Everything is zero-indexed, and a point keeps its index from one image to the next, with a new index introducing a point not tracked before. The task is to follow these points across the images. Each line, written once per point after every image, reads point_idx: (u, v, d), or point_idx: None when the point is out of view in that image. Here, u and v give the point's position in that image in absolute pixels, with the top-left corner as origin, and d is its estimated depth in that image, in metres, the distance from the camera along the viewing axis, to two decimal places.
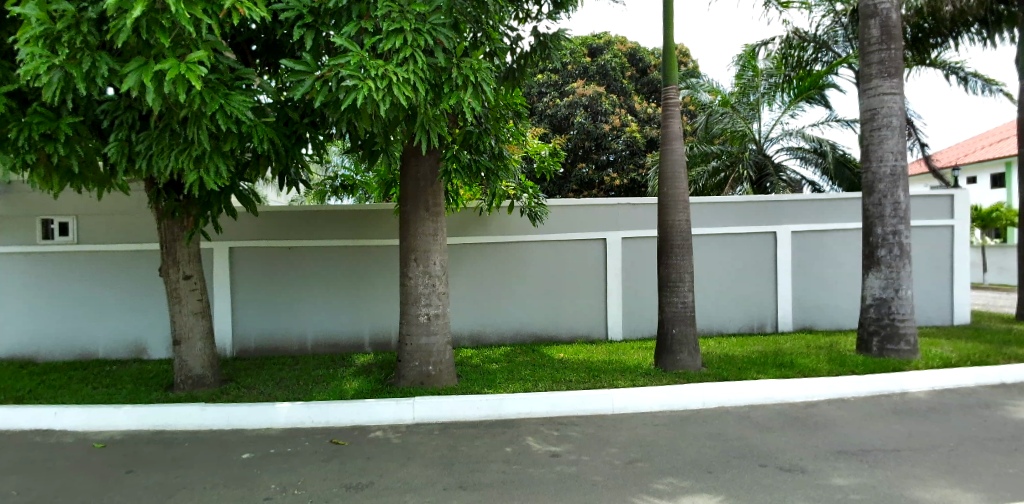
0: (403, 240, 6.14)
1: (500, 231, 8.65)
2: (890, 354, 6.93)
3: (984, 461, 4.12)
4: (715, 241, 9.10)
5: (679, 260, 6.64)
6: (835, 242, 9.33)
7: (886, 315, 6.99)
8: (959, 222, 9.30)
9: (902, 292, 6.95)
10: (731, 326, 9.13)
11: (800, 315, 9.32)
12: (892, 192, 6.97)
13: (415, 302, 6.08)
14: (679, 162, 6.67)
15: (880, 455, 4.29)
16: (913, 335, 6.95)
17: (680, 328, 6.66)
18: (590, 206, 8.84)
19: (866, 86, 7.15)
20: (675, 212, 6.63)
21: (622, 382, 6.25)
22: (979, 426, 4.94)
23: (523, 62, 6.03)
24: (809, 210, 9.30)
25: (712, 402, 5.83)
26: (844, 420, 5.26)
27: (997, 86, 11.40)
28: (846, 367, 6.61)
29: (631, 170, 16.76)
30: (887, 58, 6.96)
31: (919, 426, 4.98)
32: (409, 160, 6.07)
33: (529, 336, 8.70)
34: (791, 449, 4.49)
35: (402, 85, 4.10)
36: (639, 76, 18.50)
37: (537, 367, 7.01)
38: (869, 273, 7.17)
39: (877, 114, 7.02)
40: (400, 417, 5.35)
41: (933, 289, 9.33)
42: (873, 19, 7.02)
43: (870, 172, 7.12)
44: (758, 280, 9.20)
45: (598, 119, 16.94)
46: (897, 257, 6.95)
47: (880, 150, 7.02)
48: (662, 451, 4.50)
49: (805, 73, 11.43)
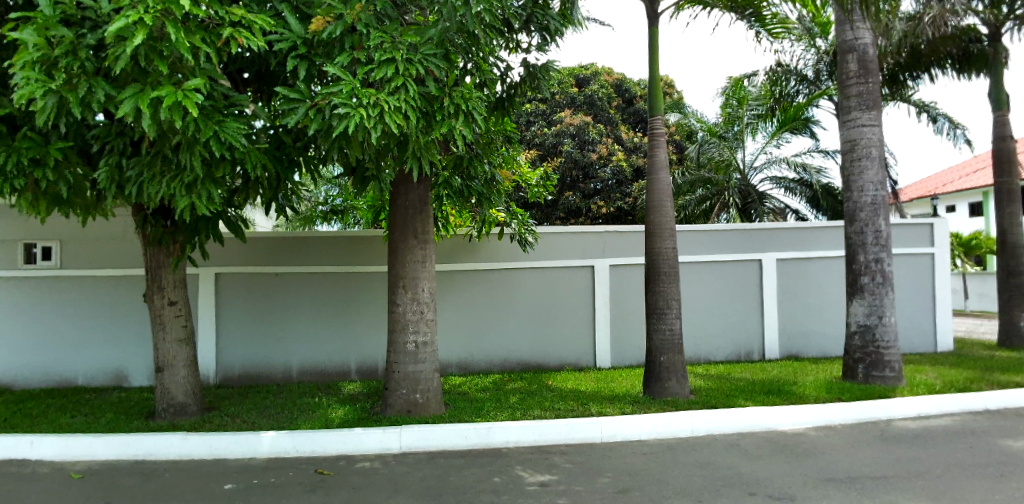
0: (392, 267, 6.13)
1: (489, 258, 8.66)
2: (875, 381, 7.00)
3: (972, 488, 4.14)
4: (702, 269, 9.17)
5: (666, 287, 6.69)
6: (819, 270, 9.48)
7: (871, 343, 7.07)
8: (939, 250, 9.49)
9: (886, 319, 7.05)
10: (719, 354, 9.16)
11: (786, 343, 9.40)
12: (873, 221, 7.12)
13: (403, 329, 6.04)
14: (665, 192, 6.76)
15: (869, 483, 4.30)
16: (897, 363, 7.03)
17: (668, 356, 6.67)
18: (578, 234, 8.92)
19: (846, 117, 7.35)
20: (661, 240, 6.70)
21: (610, 410, 6.22)
22: (965, 453, 4.98)
23: (512, 91, 6.14)
24: (793, 239, 9.46)
25: (700, 430, 5.83)
26: (833, 448, 5.26)
27: (960, 131, 11.78)
28: (832, 394, 6.65)
29: (618, 198, 17.08)
30: (865, 91, 7.18)
31: (907, 454, 4.99)
32: (400, 187, 6.08)
33: (517, 364, 8.66)
34: (781, 477, 4.47)
35: (393, 114, 4.15)
36: (626, 105, 18.84)
37: (526, 396, 6.96)
38: (853, 300, 7.27)
39: (857, 145, 7.20)
40: (388, 446, 5.28)
41: (916, 316, 9.46)
42: (851, 54, 7.27)
43: (852, 201, 7.27)
44: (744, 308, 9.28)
45: (585, 148, 17.24)
46: (880, 284, 7.06)
47: (860, 180, 7.19)
48: (651, 480, 4.47)
49: (788, 106, 11.84)
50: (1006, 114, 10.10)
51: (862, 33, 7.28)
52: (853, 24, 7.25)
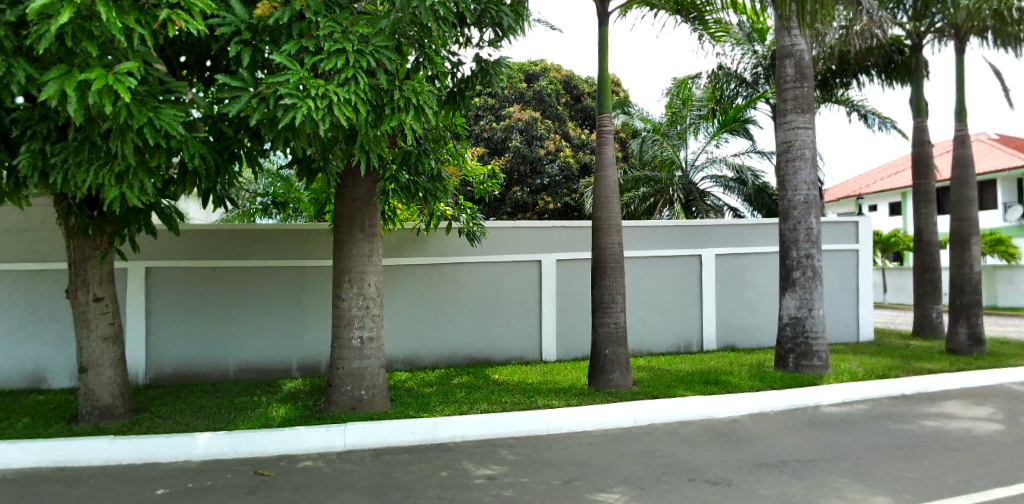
0: (337, 262, 5.98)
1: (436, 252, 8.59)
2: (804, 370, 7.40)
3: (888, 468, 4.46)
4: (645, 264, 9.42)
5: (612, 281, 6.84)
6: (753, 265, 9.93)
7: (801, 334, 7.46)
8: (862, 247, 10.09)
9: (815, 311, 7.47)
10: (661, 347, 9.45)
11: (723, 334, 9.80)
12: (805, 218, 7.51)
13: (348, 325, 5.90)
14: (612, 188, 6.88)
15: (798, 466, 4.55)
16: (824, 352, 7.46)
17: (612, 349, 6.82)
18: (525, 228, 8.97)
19: (782, 119, 7.70)
20: (607, 235, 6.83)
21: (556, 402, 6.31)
22: (883, 436, 5.35)
23: (463, 86, 6.10)
24: (730, 235, 9.85)
25: (642, 420, 6.01)
26: (766, 434, 5.54)
27: (891, 124, 12.53)
28: (764, 383, 6.99)
29: (564, 194, 17.28)
30: (800, 95, 7.54)
31: (832, 438, 5.32)
32: (346, 180, 5.93)
33: (464, 359, 8.64)
34: (718, 463, 4.67)
35: (343, 106, 4.04)
36: (573, 102, 19.06)
37: (473, 390, 6.96)
38: (785, 294, 7.65)
39: (792, 147, 7.56)
40: (331, 444, 5.16)
41: (841, 309, 10.06)
42: (788, 59, 7.62)
43: (786, 200, 7.64)
44: (685, 301, 9.60)
45: (533, 143, 17.33)
46: (810, 279, 7.46)
47: (794, 180, 7.56)
48: (596, 470, 4.57)
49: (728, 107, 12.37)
50: (924, 121, 10.84)
51: (798, 40, 7.63)
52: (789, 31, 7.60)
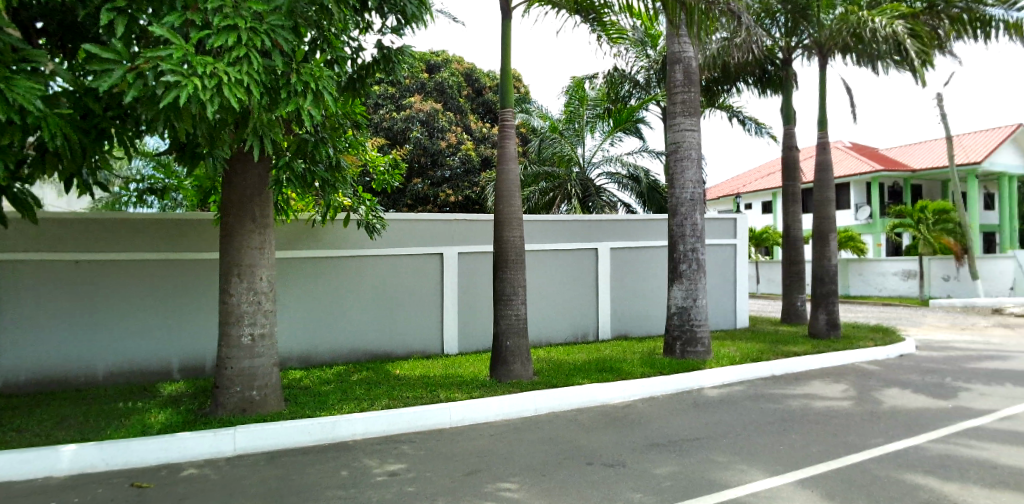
0: (224, 254, 5.59)
1: (333, 245, 8.29)
2: (689, 355, 7.97)
3: (761, 442, 4.93)
4: (545, 257, 9.66)
5: (513, 273, 6.96)
6: (644, 258, 10.52)
7: (686, 322, 8.01)
8: (739, 242, 11.01)
9: (699, 301, 8.05)
10: (559, 337, 9.75)
11: (617, 324, 10.30)
12: (691, 214, 8.06)
13: (237, 322, 5.54)
14: (514, 182, 6.99)
15: (684, 445, 4.91)
16: (707, 338, 8.06)
17: (513, 341, 6.95)
18: (427, 221, 8.88)
19: (672, 122, 8.20)
20: (509, 228, 6.93)
21: (459, 395, 6.34)
22: (756, 413, 5.90)
23: (364, 72, 5.91)
24: (623, 230, 10.36)
25: (542, 409, 6.19)
26: (655, 416, 5.91)
27: (766, 129, 13.74)
28: (654, 369, 7.45)
29: (466, 187, 17.28)
30: (688, 99, 8.06)
31: (713, 418, 5.78)
32: (235, 166, 5.56)
33: (363, 355, 8.42)
34: (614, 446, 4.92)
35: (234, 86, 3.78)
36: (475, 95, 19.08)
37: (373, 386, 6.81)
38: (673, 285, 8.18)
39: (680, 147, 8.08)
40: (219, 449, 4.84)
41: (720, 299, 10.93)
42: (677, 65, 8.12)
43: (674, 197, 8.15)
44: (582, 293, 9.97)
45: (434, 135, 17.16)
46: (694, 271, 8.04)
47: (682, 179, 8.08)
48: (498, 459, 4.65)
49: (622, 107, 13.00)
50: (792, 128, 11.99)
51: (686, 47, 8.16)
52: (678, 38, 8.10)
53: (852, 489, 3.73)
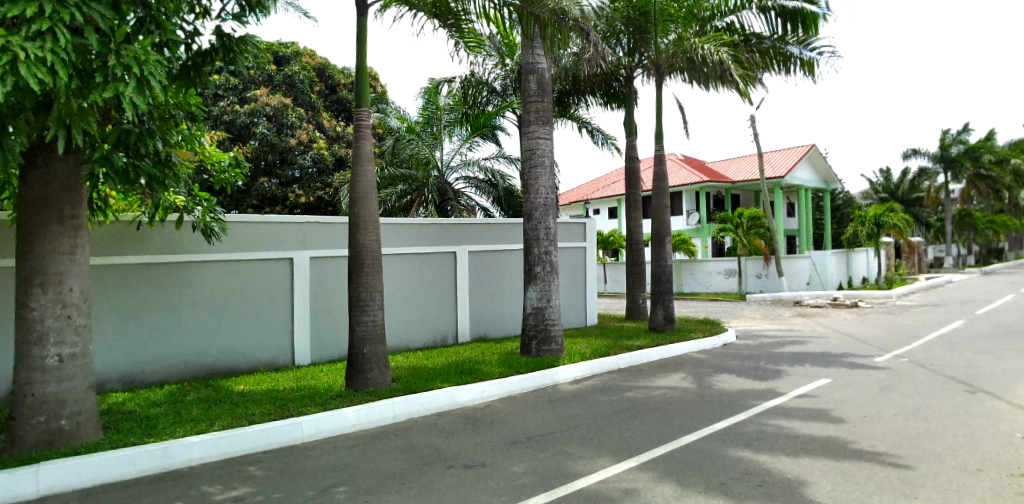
0: (22, 261, 4.75)
1: (163, 250, 7.43)
2: (544, 354, 8.29)
3: (609, 431, 5.28)
4: (403, 261, 9.51)
5: (369, 279, 6.75)
6: (501, 260, 10.79)
7: (541, 322, 8.34)
8: (589, 245, 11.72)
9: (552, 301, 8.43)
10: (418, 342, 9.65)
11: (476, 326, 10.44)
12: (544, 219, 8.42)
13: (39, 341, 4.73)
14: (370, 184, 6.78)
15: (540, 440, 5.10)
16: (560, 337, 8.45)
17: (370, 348, 6.74)
18: (274, 224, 8.31)
19: (526, 130, 8.51)
20: (365, 232, 6.71)
21: (312, 407, 6.00)
22: (605, 405, 6.31)
23: (201, 60, 5.38)
24: (481, 233, 10.53)
25: (401, 415, 6.08)
26: (513, 415, 6.08)
27: (611, 141, 14.79)
28: (511, 369, 7.66)
29: (318, 188, 16.46)
30: (541, 108, 8.42)
31: (565, 412, 6.09)
32: (35, 158, 4.77)
33: (200, 371, 7.64)
34: (473, 448, 4.98)
35: (35, 65, 3.24)
36: (328, 92, 18.24)
37: (213, 405, 6.21)
38: (528, 287, 8.48)
39: (534, 155, 8.40)
40: (16, 493, 4.07)
41: (572, 298, 11.55)
42: (531, 75, 8.45)
43: (529, 202, 8.45)
44: (441, 296, 9.96)
45: (283, 132, 16.09)
46: (548, 273, 8.40)
47: (536, 185, 8.40)
48: (355, 472, 4.48)
49: (480, 113, 13.09)
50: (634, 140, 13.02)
51: (539, 59, 8.51)
52: (532, 50, 8.41)
53: (685, 467, 4.13)
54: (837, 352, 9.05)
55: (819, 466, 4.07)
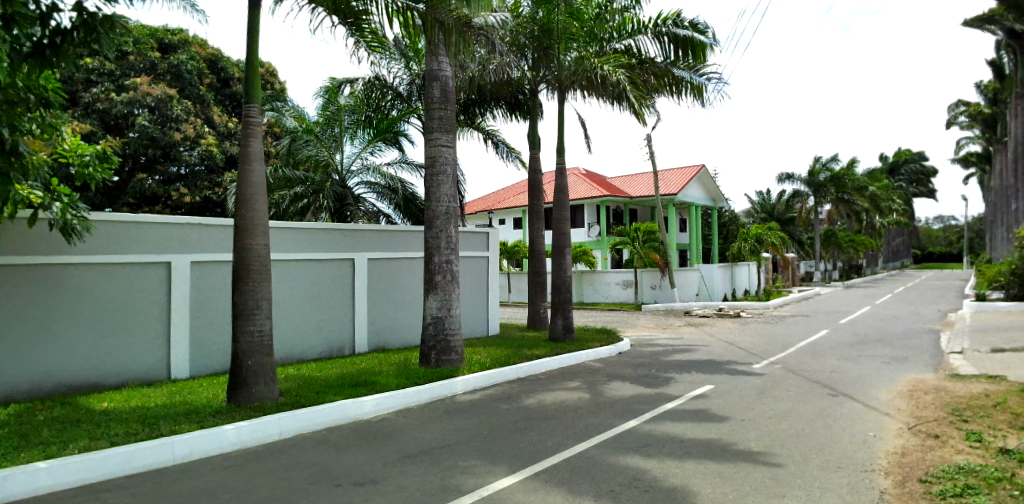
0: None
1: (11, 250, 6.51)
2: (443, 364, 8.15)
3: (505, 441, 5.24)
4: (297, 267, 9.02)
5: (256, 286, 6.30)
6: (401, 268, 10.54)
7: (441, 331, 8.20)
8: (491, 254, 11.74)
9: (452, 311, 8.32)
10: (312, 352, 9.16)
11: (374, 336, 10.09)
12: (446, 227, 8.31)
13: None
14: (259, 184, 6.36)
15: (436, 453, 4.96)
16: (460, 347, 8.35)
17: (256, 360, 6.27)
18: (150, 224, 7.58)
19: (429, 136, 8.39)
20: (252, 236, 6.27)
21: (187, 425, 5.47)
22: (503, 415, 6.29)
23: (57, 39, 4.79)
24: (381, 240, 10.24)
25: (288, 431, 5.70)
26: (409, 428, 5.89)
27: (515, 154, 14.94)
28: (409, 380, 7.45)
29: (204, 187, 15.32)
30: (445, 116, 8.35)
31: (464, 423, 5.99)
32: None
33: (55, 387, 6.74)
34: (365, 463, 4.75)
35: None
36: (221, 86, 17.33)
37: (67, 426, 5.48)
38: (428, 296, 8.33)
39: (437, 162, 8.30)
40: None
41: (474, 308, 11.50)
42: (435, 82, 8.37)
43: (430, 209, 8.32)
44: (337, 305, 9.53)
45: (167, 125, 14.85)
46: (449, 282, 8.29)
47: (438, 192, 8.28)
48: (232, 495, 4.11)
49: (383, 117, 12.79)
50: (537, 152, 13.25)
51: (444, 66, 8.45)
52: (436, 56, 8.33)
53: (578, 476, 4.17)
54: (721, 360, 9.64)
55: (701, 469, 4.27)
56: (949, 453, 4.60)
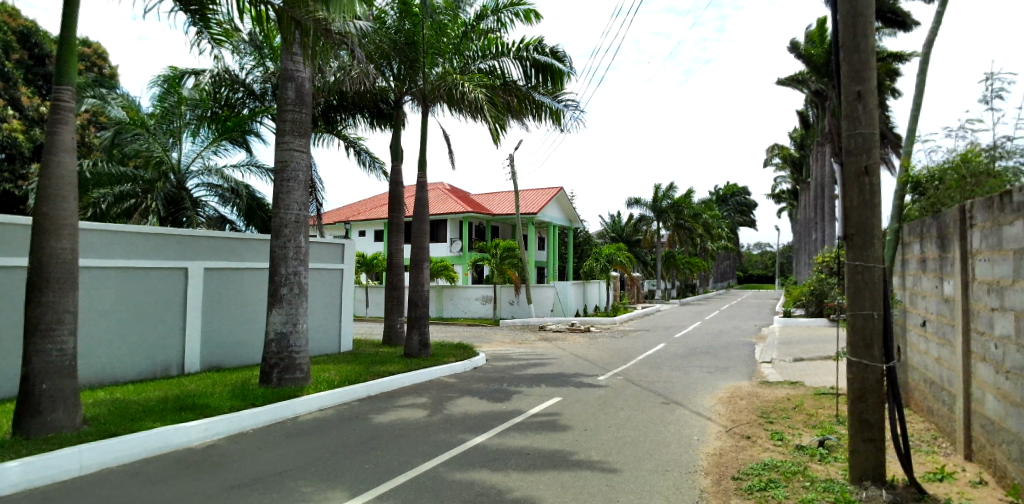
0: None
1: None
2: (286, 383, 7.59)
3: (349, 463, 4.98)
4: (115, 275, 7.92)
5: (56, 298, 5.40)
6: (243, 280, 9.71)
7: (285, 348, 7.64)
8: (346, 267, 11.25)
9: (299, 326, 7.81)
10: (129, 373, 8.05)
11: (208, 354, 9.15)
12: (295, 237, 7.81)
13: None
14: (68, 180, 5.49)
15: (270, 481, 4.56)
16: (306, 364, 7.85)
17: (52, 383, 5.34)
18: None
19: (280, 139, 7.87)
20: (55, 238, 5.38)
21: None
22: (349, 435, 5.99)
23: None
24: (220, 248, 9.36)
25: (91, 465, 4.89)
26: (241, 454, 5.37)
27: (378, 163, 14.56)
28: (245, 401, 6.81)
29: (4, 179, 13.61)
30: (298, 119, 7.89)
31: (306, 445, 5.61)
32: None
33: None
34: (185, 497, 4.22)
35: None
36: (33, 63, 15.25)
37: None
38: (272, 309, 7.74)
39: (288, 167, 7.80)
40: None
41: (325, 323, 10.92)
42: (290, 82, 7.90)
43: (278, 217, 7.77)
44: (164, 319, 8.51)
45: None
46: (295, 295, 7.78)
47: (287, 199, 7.77)
48: None
49: (231, 114, 11.78)
50: (399, 164, 13.02)
51: (300, 67, 8.01)
52: (292, 56, 7.88)
53: (423, 495, 4.05)
54: (570, 373, 10.08)
55: (544, 480, 4.37)
56: (757, 451, 5.18)
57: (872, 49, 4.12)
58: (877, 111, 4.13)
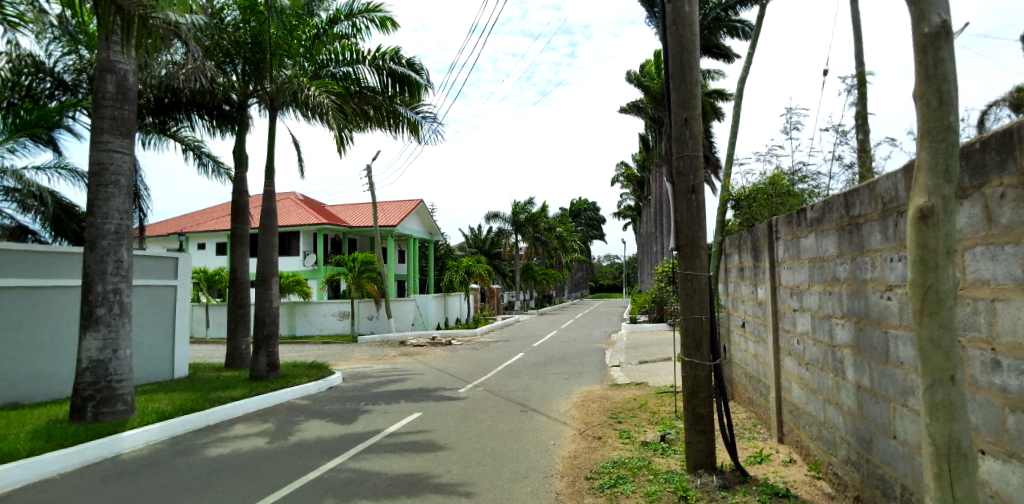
0: None
1: None
2: (104, 418, 6.62)
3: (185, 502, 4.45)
4: None
5: None
6: (48, 300, 8.33)
7: (102, 378, 6.67)
8: (181, 283, 10.12)
9: (120, 352, 6.86)
10: None
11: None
12: (115, 250, 6.87)
13: None
14: None
15: None
16: (129, 395, 6.92)
17: None
18: None
19: (96, 138, 6.91)
20: None
21: None
22: (186, 470, 5.37)
23: None
24: (16, 263, 8.01)
25: None
26: None
27: (224, 169, 13.43)
28: (50, 442, 5.80)
29: None
30: (118, 116, 6.99)
31: (132, 486, 4.93)
32: None
33: None
34: None
35: None
36: None
37: None
38: (85, 334, 6.72)
39: (106, 170, 6.86)
40: None
41: (153, 346, 9.73)
42: (109, 75, 6.99)
43: (93, 227, 6.79)
44: None
45: None
46: (115, 316, 6.83)
47: (105, 207, 6.83)
48: None
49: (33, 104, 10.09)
50: (243, 172, 12.06)
51: (123, 59, 7.14)
52: (112, 45, 6.99)
53: None
54: (430, 387, 9.98)
55: None
56: (608, 451, 5.50)
57: (697, 80, 4.61)
58: (701, 136, 4.62)
